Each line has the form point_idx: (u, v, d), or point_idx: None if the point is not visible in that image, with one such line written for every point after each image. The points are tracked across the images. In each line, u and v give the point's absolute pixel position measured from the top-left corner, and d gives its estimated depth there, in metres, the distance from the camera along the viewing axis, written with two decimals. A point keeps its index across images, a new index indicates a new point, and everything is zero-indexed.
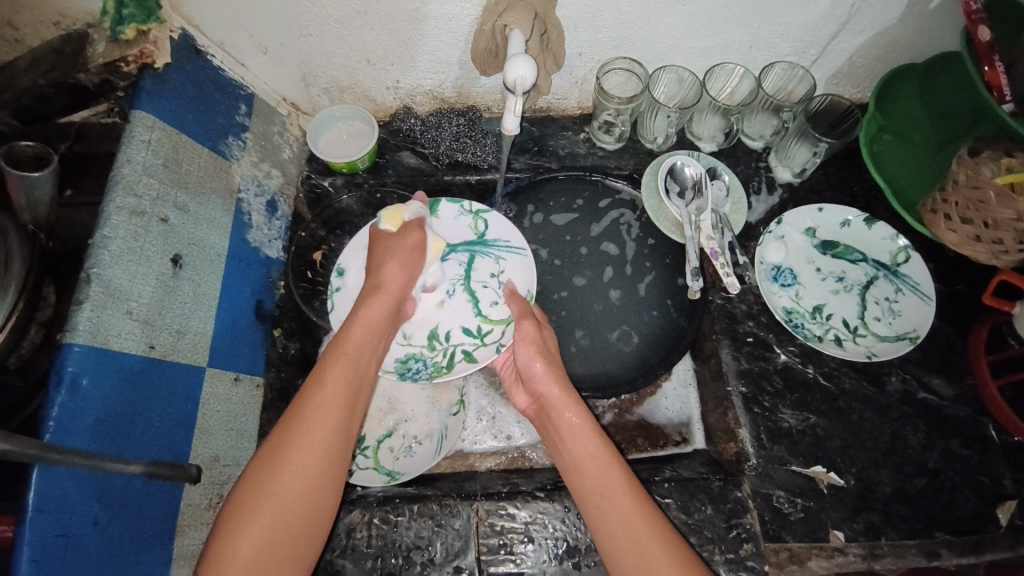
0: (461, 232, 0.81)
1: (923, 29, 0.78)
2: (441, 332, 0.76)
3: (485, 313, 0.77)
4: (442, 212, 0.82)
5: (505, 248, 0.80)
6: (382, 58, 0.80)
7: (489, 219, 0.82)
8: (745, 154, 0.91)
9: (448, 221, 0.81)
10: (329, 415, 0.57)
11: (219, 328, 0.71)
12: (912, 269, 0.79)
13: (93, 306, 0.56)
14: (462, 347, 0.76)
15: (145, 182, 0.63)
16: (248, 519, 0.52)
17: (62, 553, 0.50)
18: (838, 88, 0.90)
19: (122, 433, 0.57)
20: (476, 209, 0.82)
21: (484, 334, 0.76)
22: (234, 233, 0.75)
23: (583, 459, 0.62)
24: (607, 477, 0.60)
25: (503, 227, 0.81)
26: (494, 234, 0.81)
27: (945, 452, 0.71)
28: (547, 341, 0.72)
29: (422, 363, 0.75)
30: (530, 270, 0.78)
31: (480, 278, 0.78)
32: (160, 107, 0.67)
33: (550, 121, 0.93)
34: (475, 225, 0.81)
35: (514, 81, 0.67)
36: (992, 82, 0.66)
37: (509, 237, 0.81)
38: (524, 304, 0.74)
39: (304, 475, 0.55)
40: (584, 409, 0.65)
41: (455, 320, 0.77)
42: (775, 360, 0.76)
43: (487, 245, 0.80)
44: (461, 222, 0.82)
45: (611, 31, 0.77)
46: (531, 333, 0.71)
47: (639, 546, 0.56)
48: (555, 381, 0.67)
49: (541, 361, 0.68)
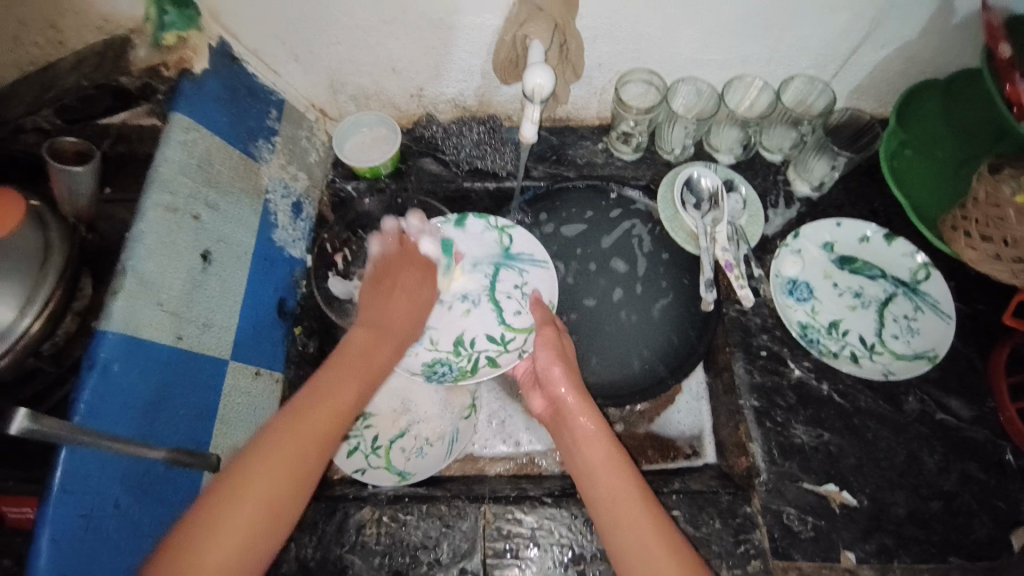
0: (487, 246, 0.83)
1: (948, 46, 0.78)
2: (467, 339, 0.78)
3: (508, 322, 0.79)
4: (469, 225, 0.83)
5: (528, 261, 0.82)
6: (407, 67, 0.83)
7: (513, 234, 0.83)
8: (764, 167, 0.91)
9: (474, 236, 0.83)
10: (333, 428, 0.59)
11: (243, 322, 0.74)
12: (933, 287, 0.78)
13: (126, 296, 0.59)
14: (486, 353, 0.78)
15: (180, 181, 0.66)
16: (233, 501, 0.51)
17: (83, 533, 0.52)
18: (861, 103, 0.89)
19: (147, 420, 0.59)
20: (501, 224, 0.84)
21: (508, 341, 0.77)
22: (260, 232, 0.78)
23: (593, 461, 0.63)
24: (618, 481, 0.61)
25: (527, 241, 0.83)
26: (519, 247, 0.83)
27: (962, 475, 0.70)
28: (568, 348, 0.73)
29: (448, 366, 0.77)
30: (552, 282, 0.80)
31: (504, 289, 0.81)
32: (196, 110, 0.70)
33: (569, 130, 0.94)
34: (501, 240, 0.83)
35: (532, 90, 0.69)
36: (1012, 98, 0.65)
37: (532, 251, 0.82)
38: (547, 312, 0.75)
39: (292, 476, 0.55)
40: (599, 416, 0.67)
41: (480, 327, 0.79)
42: (788, 374, 0.76)
43: (511, 258, 0.82)
44: (486, 236, 0.83)
45: (631, 43, 0.78)
46: (553, 339, 0.72)
47: (646, 550, 0.56)
48: (570, 385, 0.68)
49: (560, 366, 0.69)
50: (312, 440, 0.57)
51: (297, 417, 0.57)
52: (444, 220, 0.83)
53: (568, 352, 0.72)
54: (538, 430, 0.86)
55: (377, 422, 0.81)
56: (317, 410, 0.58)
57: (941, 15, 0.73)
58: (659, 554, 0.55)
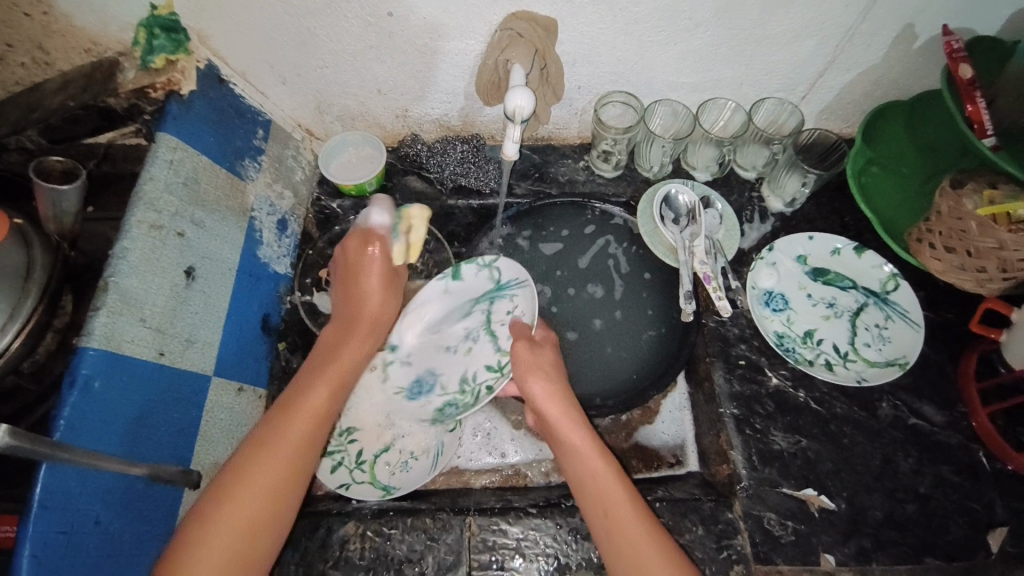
0: (479, 285, 0.80)
1: (908, 70, 0.82)
2: (469, 376, 0.79)
3: (502, 348, 0.77)
4: (463, 275, 0.80)
5: (516, 286, 0.78)
6: (392, 88, 0.85)
7: (500, 265, 0.79)
8: (738, 183, 0.94)
9: (473, 282, 0.80)
10: (306, 432, 0.62)
11: (227, 338, 0.74)
12: (902, 296, 0.81)
13: (109, 313, 0.59)
14: (487, 383, 0.77)
15: (165, 199, 0.67)
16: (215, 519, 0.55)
17: (63, 550, 0.51)
18: (828, 123, 0.94)
19: (129, 436, 0.59)
20: (488, 260, 0.79)
21: (505, 367, 0.76)
22: (245, 249, 0.79)
23: (585, 474, 0.63)
24: (611, 493, 0.61)
25: (511, 267, 0.78)
26: (506, 275, 0.79)
27: (936, 478, 0.71)
28: (545, 358, 0.71)
29: (455, 406, 0.79)
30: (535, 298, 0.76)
31: (499, 318, 0.79)
32: (183, 129, 0.71)
33: (551, 149, 0.97)
34: (491, 275, 0.79)
35: (513, 110, 0.71)
36: (973, 117, 0.69)
37: (518, 273, 0.78)
38: (523, 328, 0.74)
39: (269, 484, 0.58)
40: (586, 427, 0.66)
41: (479, 360, 0.79)
42: (766, 382, 0.78)
43: (502, 289, 0.79)
44: (479, 278, 0.80)
45: (608, 66, 0.81)
46: (525, 355, 0.70)
47: (640, 563, 0.57)
48: (553, 398, 0.68)
49: (536, 381, 0.69)
50: (281, 451, 0.59)
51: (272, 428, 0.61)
52: (441, 276, 0.80)
53: (548, 363, 0.71)
54: (523, 441, 0.87)
55: (362, 437, 0.79)
56: (290, 416, 0.62)
57: (899, 41, 0.77)
58: (652, 556, 0.57)
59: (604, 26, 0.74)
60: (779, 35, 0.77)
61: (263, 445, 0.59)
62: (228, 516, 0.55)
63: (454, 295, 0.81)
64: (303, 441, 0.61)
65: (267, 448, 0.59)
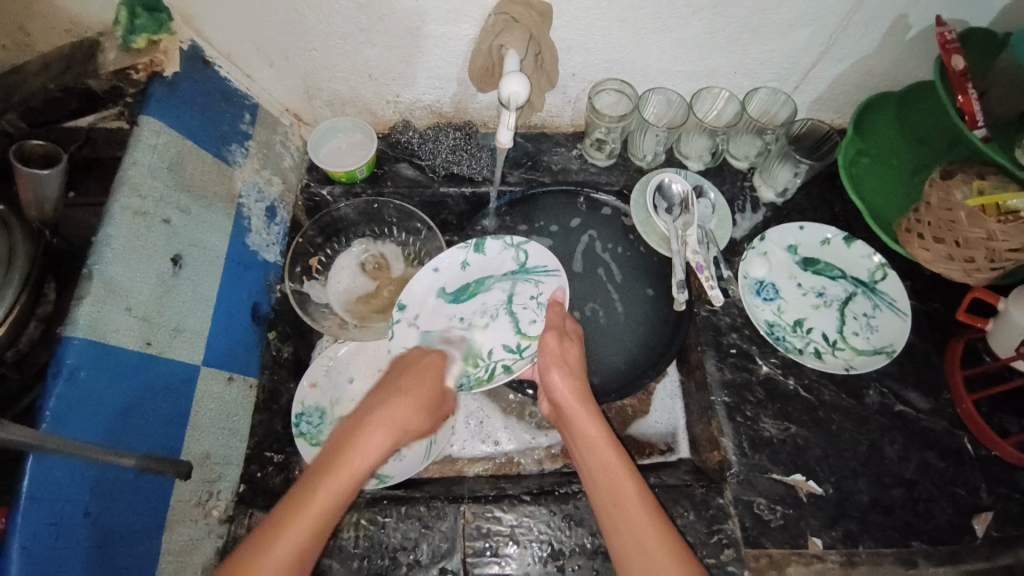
0: (504, 264, 0.81)
1: (899, 60, 0.83)
2: (483, 350, 0.77)
3: (524, 330, 0.78)
4: (488, 249, 0.82)
5: (543, 273, 0.81)
6: (382, 73, 0.83)
7: (528, 248, 0.81)
8: (731, 173, 0.94)
9: (495, 259, 0.82)
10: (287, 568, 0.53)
11: (215, 326, 0.73)
12: (890, 285, 0.82)
13: (93, 302, 0.57)
14: (503, 361, 0.77)
15: (150, 184, 0.65)
16: None
17: (53, 541, 0.50)
18: (820, 113, 0.94)
19: (117, 427, 0.58)
20: (517, 240, 0.82)
21: (524, 349, 0.77)
22: (234, 236, 0.77)
23: (595, 465, 0.64)
24: (620, 487, 0.61)
25: (540, 252, 0.81)
26: (535, 261, 0.81)
27: (921, 463, 0.73)
28: (570, 354, 0.71)
29: (465, 377, 0.76)
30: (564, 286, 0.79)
31: (520, 300, 0.80)
32: (167, 114, 0.70)
33: (544, 137, 0.97)
34: (517, 256, 0.82)
35: (508, 97, 0.70)
36: (964, 108, 0.70)
37: (547, 261, 0.81)
38: (560, 315, 0.73)
39: None
40: (603, 422, 0.66)
41: (497, 338, 0.78)
42: (757, 370, 0.79)
43: (526, 271, 0.81)
44: (504, 256, 0.82)
45: (603, 53, 0.81)
46: (553, 347, 0.71)
47: (644, 552, 0.56)
48: (572, 392, 0.68)
49: (558, 372, 0.69)
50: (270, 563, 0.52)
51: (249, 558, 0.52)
52: (464, 245, 0.82)
53: (575, 360, 0.71)
54: (516, 429, 0.87)
55: None
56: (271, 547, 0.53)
57: (891, 31, 0.78)
58: (655, 543, 0.57)
59: (600, 12, 0.74)
60: (774, 23, 0.76)
61: (256, 548, 0.53)
62: None
63: (473, 268, 0.82)
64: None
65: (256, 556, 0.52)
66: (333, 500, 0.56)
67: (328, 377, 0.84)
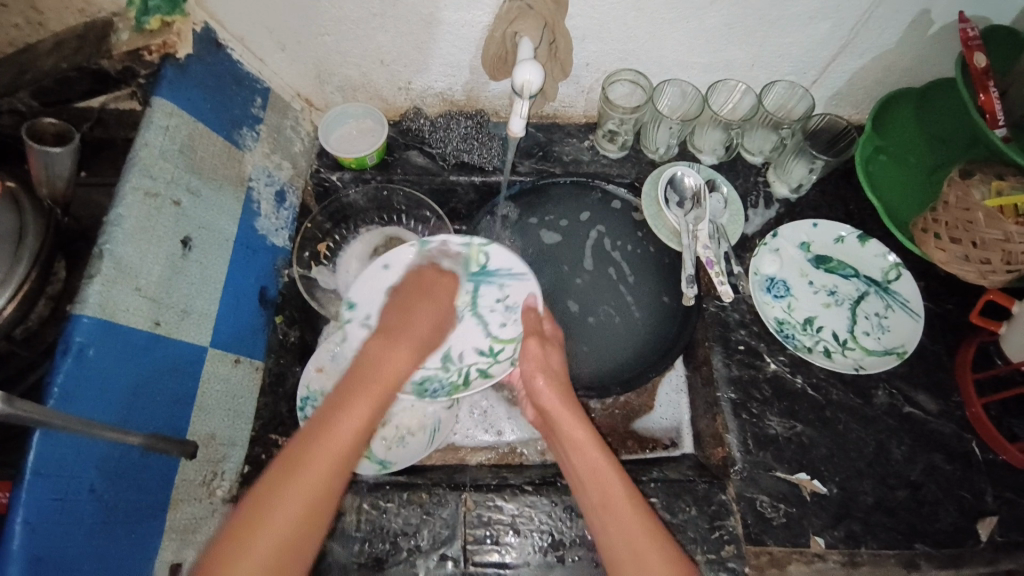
0: (461, 264, 0.76)
1: (922, 55, 0.81)
2: (454, 354, 0.76)
3: (495, 333, 0.77)
4: (444, 245, 0.76)
5: (507, 275, 0.77)
6: (395, 59, 0.83)
7: (488, 249, 0.76)
8: (744, 168, 0.93)
9: (450, 259, 0.76)
10: (340, 464, 0.53)
11: (223, 308, 0.73)
12: (903, 285, 0.81)
13: (103, 281, 0.58)
14: (476, 365, 0.77)
15: (161, 165, 0.66)
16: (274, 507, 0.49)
17: (58, 516, 0.51)
18: (838, 108, 0.92)
19: (124, 405, 0.58)
20: (476, 239, 0.76)
21: (497, 354, 0.77)
22: (243, 220, 0.78)
23: (584, 470, 0.63)
24: (609, 490, 0.61)
25: (503, 255, 0.76)
26: (496, 263, 0.77)
27: (928, 466, 0.72)
28: (553, 360, 0.71)
29: (438, 382, 0.75)
30: (533, 289, 0.76)
31: (484, 304, 0.77)
32: (179, 95, 0.69)
33: (556, 127, 0.96)
34: (475, 258, 0.76)
35: (521, 85, 0.69)
36: (985, 107, 0.68)
37: (511, 264, 0.76)
38: (536, 320, 0.74)
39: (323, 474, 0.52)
40: (590, 425, 0.66)
41: (467, 342, 0.76)
42: (764, 368, 0.78)
43: (489, 274, 0.77)
44: (461, 255, 0.76)
45: (618, 43, 0.79)
46: (536, 351, 0.70)
47: (636, 554, 0.56)
48: (558, 397, 0.68)
49: (542, 376, 0.69)
50: (336, 443, 0.53)
51: (298, 456, 0.52)
52: (415, 244, 0.75)
53: (558, 366, 0.71)
54: (519, 419, 0.87)
55: None
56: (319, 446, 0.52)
57: (914, 27, 0.76)
58: (648, 545, 0.56)
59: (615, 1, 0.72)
60: (794, 16, 0.75)
61: (314, 431, 0.54)
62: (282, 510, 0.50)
63: (425, 268, 0.76)
64: (335, 475, 0.52)
65: (319, 439, 0.53)
66: (383, 390, 0.59)
67: (334, 361, 0.81)
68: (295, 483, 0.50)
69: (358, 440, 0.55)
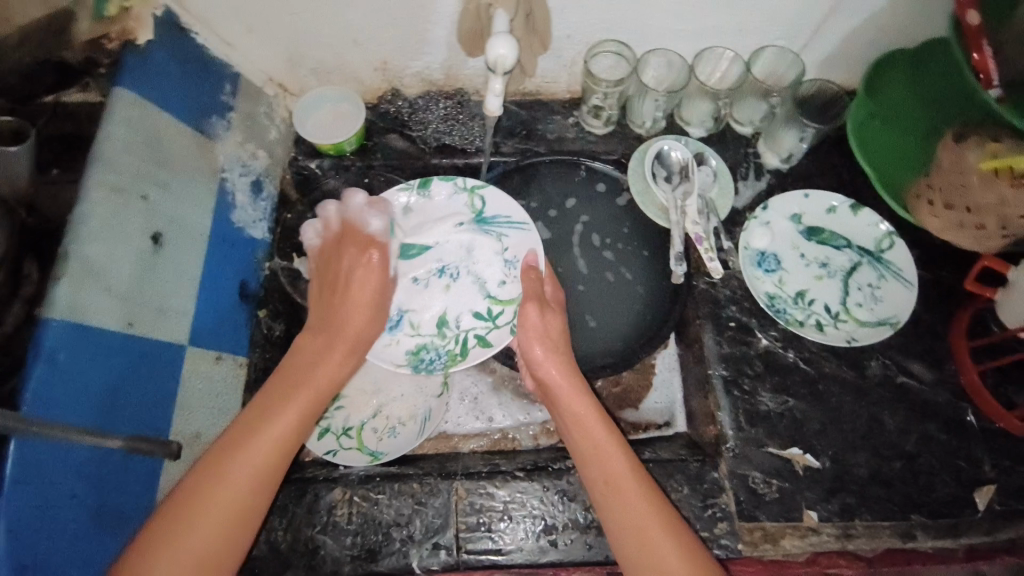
0: (457, 211, 0.80)
1: (915, 14, 0.78)
2: (451, 319, 0.76)
3: (493, 295, 0.76)
4: (435, 189, 0.80)
5: (506, 224, 0.79)
6: (368, 38, 0.80)
7: (485, 195, 0.80)
8: (734, 139, 0.90)
9: (443, 204, 0.80)
10: (264, 469, 0.56)
11: (201, 306, 0.71)
12: (896, 255, 0.79)
13: (71, 283, 0.56)
14: (474, 332, 0.76)
15: (125, 160, 0.63)
16: (199, 503, 0.53)
17: (39, 523, 0.51)
18: (829, 73, 0.89)
19: (102, 409, 0.57)
20: (471, 185, 0.80)
21: (496, 316, 0.76)
22: (217, 213, 0.76)
23: (586, 443, 0.63)
24: (609, 459, 0.60)
25: (502, 202, 0.79)
26: (493, 210, 0.79)
27: (922, 436, 0.72)
28: (551, 325, 0.69)
29: (435, 352, 0.76)
30: (533, 243, 0.77)
31: (483, 257, 0.78)
32: (141, 84, 0.66)
33: (539, 104, 0.93)
34: (472, 203, 0.80)
35: (495, 61, 0.66)
36: (978, 67, 0.66)
37: (509, 212, 0.79)
38: (535, 283, 0.71)
39: (251, 472, 0.56)
40: (590, 395, 0.65)
41: (464, 305, 0.76)
42: (756, 344, 0.77)
43: (486, 223, 0.79)
44: (455, 201, 0.80)
45: (600, 12, 0.76)
46: (533, 319, 0.68)
47: (636, 523, 0.56)
48: (558, 368, 0.67)
49: (541, 346, 0.67)
50: (262, 449, 0.57)
51: (216, 467, 0.55)
52: (407, 188, 0.80)
53: (556, 332, 0.69)
54: (510, 405, 0.86)
55: (348, 403, 0.78)
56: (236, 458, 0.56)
57: None
58: (647, 516, 0.57)
59: None
60: None
61: (244, 432, 0.57)
62: (208, 504, 0.53)
63: (420, 213, 0.79)
64: (259, 481, 0.56)
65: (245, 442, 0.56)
66: (311, 399, 0.61)
67: None
68: (217, 490, 0.54)
69: (279, 451, 0.58)
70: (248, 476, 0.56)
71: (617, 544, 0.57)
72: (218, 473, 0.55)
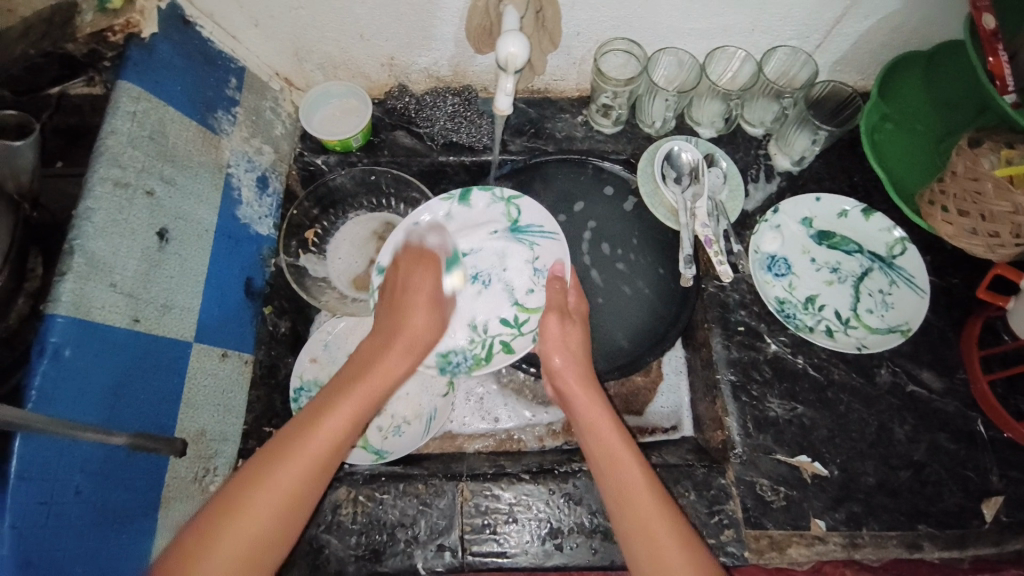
0: (493, 219, 0.78)
1: (932, 15, 0.76)
2: (479, 324, 0.76)
3: (520, 302, 0.76)
4: (474, 201, 0.79)
5: (539, 233, 0.77)
6: (375, 33, 0.79)
7: (520, 204, 0.78)
8: (745, 140, 0.89)
9: (481, 212, 0.78)
10: (309, 473, 0.55)
11: (206, 303, 0.71)
12: (908, 261, 0.78)
13: (77, 278, 0.55)
14: (500, 338, 0.76)
15: (131, 154, 0.62)
16: (241, 507, 0.51)
17: (45, 521, 0.50)
18: (842, 74, 0.88)
19: (107, 406, 0.57)
20: (508, 195, 0.78)
21: (522, 324, 0.75)
22: (223, 209, 0.75)
23: (600, 450, 0.62)
24: (622, 467, 0.60)
25: (537, 211, 0.78)
26: (528, 219, 0.78)
27: (931, 446, 0.71)
28: (571, 339, 0.69)
29: (462, 355, 0.75)
30: (563, 254, 0.76)
31: (516, 265, 0.77)
32: (146, 78, 0.65)
33: (548, 103, 0.92)
34: (508, 212, 0.78)
35: (505, 59, 0.65)
36: (994, 71, 0.64)
37: (543, 221, 0.77)
38: (561, 292, 0.72)
39: (294, 479, 0.54)
40: (604, 404, 0.65)
41: (491, 310, 0.76)
42: (764, 349, 0.76)
43: (521, 232, 0.78)
44: (491, 209, 0.78)
45: (611, 10, 0.75)
46: (554, 330, 0.69)
47: (650, 532, 0.55)
48: (574, 377, 0.67)
49: (559, 355, 0.68)
50: (310, 453, 0.55)
51: (261, 468, 0.53)
52: (448, 197, 0.78)
53: (575, 342, 0.69)
54: (516, 406, 0.86)
55: None
56: (294, 453, 0.54)
57: None
58: (660, 525, 0.56)
59: None
60: None
61: (293, 433, 0.56)
62: (248, 509, 0.51)
63: (459, 221, 0.78)
64: (303, 486, 0.54)
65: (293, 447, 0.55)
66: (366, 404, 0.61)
67: (327, 351, 0.84)
68: (257, 495, 0.52)
69: (326, 457, 0.56)
70: (292, 480, 0.54)
71: (631, 554, 0.56)
72: (260, 478, 0.53)
